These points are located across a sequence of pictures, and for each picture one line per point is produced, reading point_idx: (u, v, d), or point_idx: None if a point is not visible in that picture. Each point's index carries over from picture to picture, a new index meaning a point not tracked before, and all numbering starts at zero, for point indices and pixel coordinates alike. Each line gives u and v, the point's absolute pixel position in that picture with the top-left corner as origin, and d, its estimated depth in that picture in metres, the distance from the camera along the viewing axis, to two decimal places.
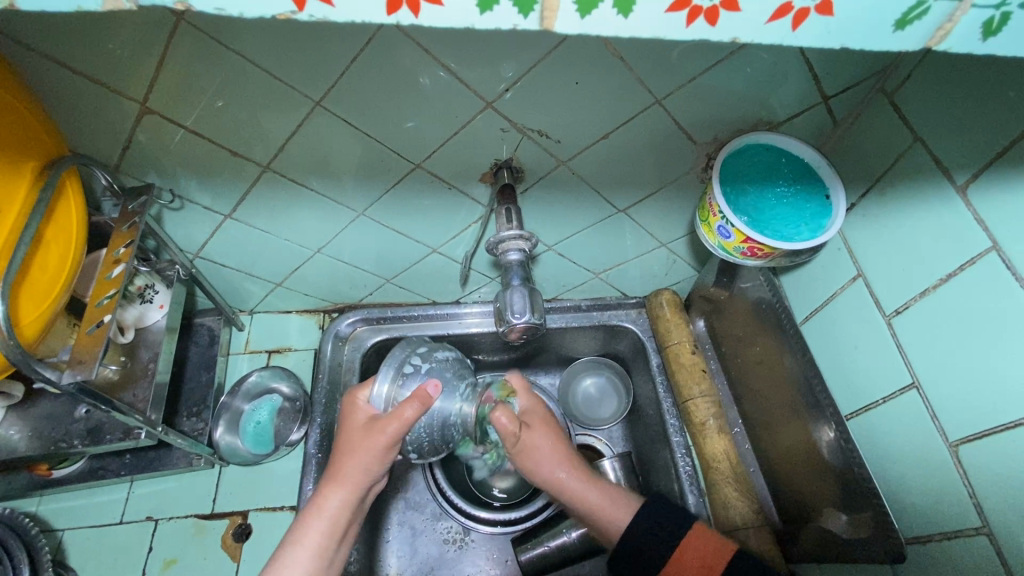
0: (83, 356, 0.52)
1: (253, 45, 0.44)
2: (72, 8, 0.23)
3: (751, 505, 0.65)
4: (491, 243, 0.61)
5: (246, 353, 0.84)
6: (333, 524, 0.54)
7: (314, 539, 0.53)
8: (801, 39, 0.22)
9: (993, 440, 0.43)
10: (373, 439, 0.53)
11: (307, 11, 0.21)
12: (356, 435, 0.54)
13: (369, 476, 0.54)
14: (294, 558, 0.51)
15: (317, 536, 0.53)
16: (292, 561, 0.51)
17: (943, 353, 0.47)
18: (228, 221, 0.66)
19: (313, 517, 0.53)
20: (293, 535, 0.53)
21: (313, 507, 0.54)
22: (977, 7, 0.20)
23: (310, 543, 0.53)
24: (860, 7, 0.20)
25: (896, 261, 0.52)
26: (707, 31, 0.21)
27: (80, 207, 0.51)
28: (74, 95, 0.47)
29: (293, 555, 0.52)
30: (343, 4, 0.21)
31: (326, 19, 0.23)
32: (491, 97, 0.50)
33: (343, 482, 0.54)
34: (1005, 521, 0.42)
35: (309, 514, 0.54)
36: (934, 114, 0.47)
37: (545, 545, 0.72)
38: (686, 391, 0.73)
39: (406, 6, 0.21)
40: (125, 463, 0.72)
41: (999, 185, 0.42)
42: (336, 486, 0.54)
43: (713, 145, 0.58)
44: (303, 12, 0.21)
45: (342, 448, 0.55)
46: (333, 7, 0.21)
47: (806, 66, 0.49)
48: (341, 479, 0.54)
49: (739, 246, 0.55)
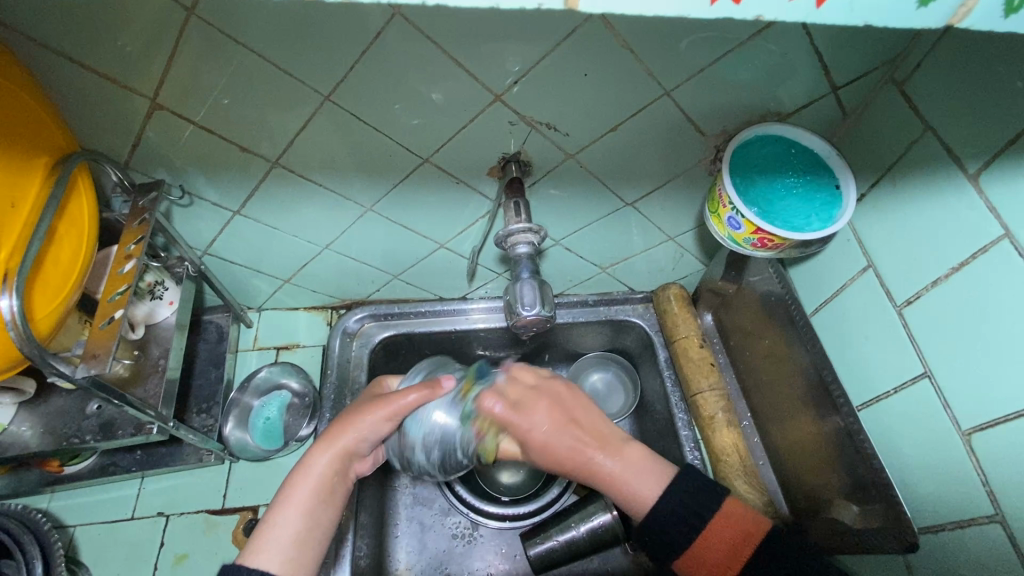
0: (97, 350, 0.53)
1: (262, 39, 0.44)
2: None
3: (762, 497, 0.64)
4: (500, 236, 0.61)
5: (254, 350, 0.84)
6: (321, 486, 0.55)
7: (302, 498, 0.54)
8: (824, 16, 0.22)
9: (1006, 429, 0.43)
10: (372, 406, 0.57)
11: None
12: (357, 405, 0.60)
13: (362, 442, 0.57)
14: (282, 516, 0.53)
15: (304, 495, 0.54)
16: (280, 517, 0.53)
17: (954, 342, 0.47)
18: (237, 217, 0.66)
19: (302, 477, 0.55)
20: (281, 497, 0.55)
21: (303, 466, 0.56)
22: None
23: (298, 502, 0.54)
24: None
25: (906, 251, 0.51)
26: (731, 9, 0.21)
27: (91, 203, 0.52)
28: (85, 90, 0.47)
29: (281, 512, 0.53)
30: None
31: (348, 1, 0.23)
32: (500, 90, 0.50)
33: (337, 445, 0.57)
34: (1018, 509, 0.42)
35: (299, 473, 0.56)
36: (945, 103, 0.46)
37: (554, 539, 0.72)
38: (695, 385, 0.73)
39: None
40: (136, 459, 0.73)
41: (1011, 172, 0.42)
42: (326, 448, 0.57)
43: (721, 138, 0.58)
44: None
45: (343, 415, 0.60)
46: None
47: (816, 56, 0.48)
48: (334, 441, 0.57)
49: (748, 238, 0.55)
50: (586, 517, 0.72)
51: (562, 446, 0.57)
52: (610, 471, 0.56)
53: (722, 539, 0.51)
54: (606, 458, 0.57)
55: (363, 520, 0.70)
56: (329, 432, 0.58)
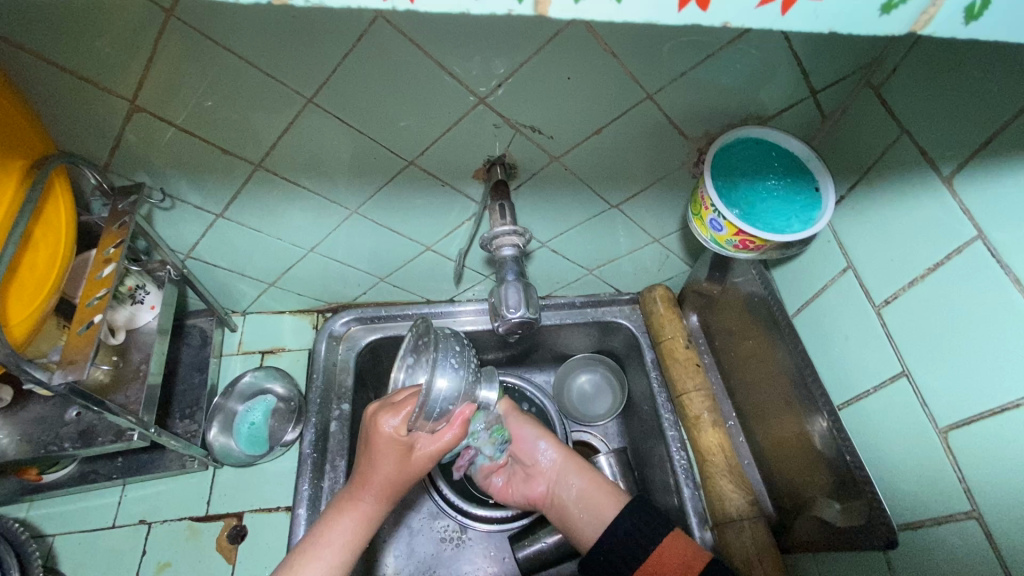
0: (75, 357, 0.52)
1: (242, 40, 0.44)
2: None
3: (746, 497, 0.65)
4: (485, 239, 0.61)
5: (239, 354, 0.83)
6: (363, 527, 0.57)
7: (342, 537, 0.56)
8: (790, 23, 0.22)
9: (980, 426, 0.44)
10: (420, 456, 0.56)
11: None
12: (379, 446, 0.56)
13: (398, 485, 0.57)
14: (322, 553, 0.55)
15: (347, 537, 0.56)
16: (323, 557, 0.55)
17: (931, 341, 0.48)
18: (220, 220, 0.65)
19: (344, 515, 0.57)
20: (320, 534, 0.56)
21: (346, 509, 0.57)
22: None
23: (339, 543, 0.56)
24: None
25: (885, 252, 0.52)
26: (699, 16, 0.21)
27: (68, 205, 0.51)
28: (62, 92, 0.46)
29: (320, 552, 0.55)
30: None
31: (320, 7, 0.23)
32: (483, 94, 0.50)
33: (375, 488, 0.57)
34: (993, 504, 0.43)
35: (340, 512, 0.57)
36: (919, 107, 0.47)
37: (542, 541, 0.72)
38: (681, 385, 0.73)
39: None
40: (117, 466, 0.72)
41: (983, 175, 0.43)
42: (365, 490, 0.57)
43: (704, 140, 0.59)
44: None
45: (365, 450, 0.57)
46: None
47: (794, 60, 0.49)
48: (383, 489, 0.57)
49: (731, 240, 0.56)
50: None
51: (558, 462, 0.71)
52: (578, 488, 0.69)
53: (676, 554, 0.59)
54: (575, 477, 0.69)
55: None
56: (361, 473, 0.58)
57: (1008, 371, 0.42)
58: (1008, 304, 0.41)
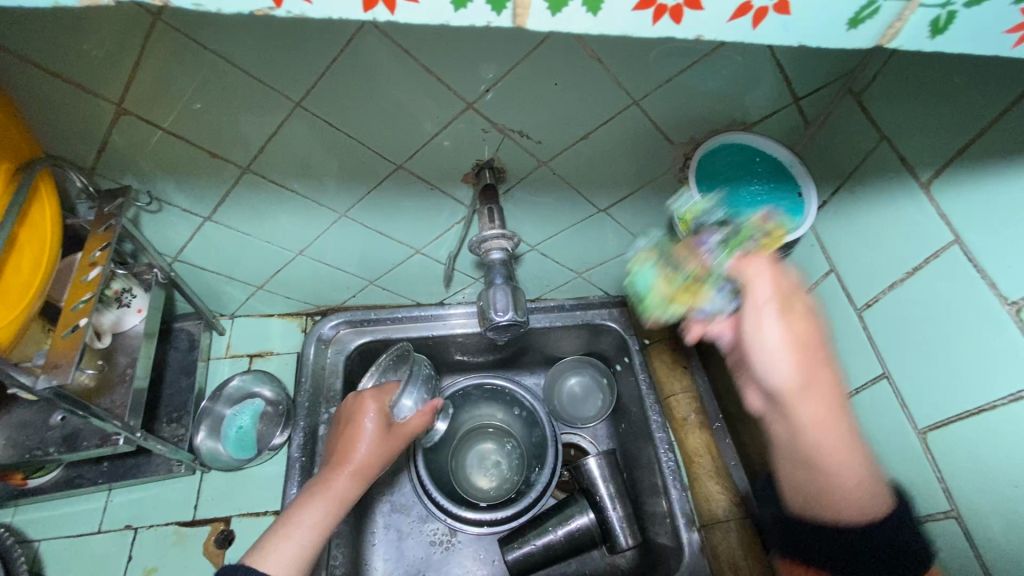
0: (60, 360, 0.51)
1: (229, 44, 0.44)
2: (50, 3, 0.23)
3: (732, 498, 0.67)
4: (473, 242, 0.62)
5: (227, 358, 0.83)
6: (333, 508, 0.56)
7: (315, 518, 0.54)
8: (762, 36, 0.23)
9: (957, 427, 0.45)
10: (395, 435, 0.63)
11: (283, 7, 0.21)
12: (357, 419, 0.62)
13: (374, 466, 0.60)
14: (291, 534, 0.53)
15: (316, 518, 0.54)
16: (291, 533, 0.53)
17: (911, 343, 0.49)
18: (208, 223, 0.65)
19: (314, 494, 0.56)
20: (290, 513, 0.55)
21: (317, 491, 0.56)
22: (925, 6, 0.21)
23: (308, 524, 0.54)
24: (817, 7, 0.21)
25: (866, 256, 0.53)
26: (672, 28, 0.22)
27: (53, 208, 0.51)
28: (47, 94, 0.46)
29: (285, 533, 0.53)
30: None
31: (304, 18, 0.23)
32: (472, 98, 0.51)
33: (351, 465, 0.58)
34: (971, 502, 0.44)
35: (311, 491, 0.56)
36: (898, 115, 0.48)
37: (531, 544, 0.72)
38: (669, 388, 0.75)
39: (382, 3, 0.21)
40: (102, 471, 0.71)
41: (959, 181, 0.44)
42: (341, 469, 0.58)
43: (689, 145, 0.59)
44: (280, 8, 0.22)
45: (344, 426, 0.62)
46: (310, 3, 0.21)
47: (777, 68, 0.50)
48: (359, 469, 0.58)
49: (715, 244, 0.57)
50: (564, 521, 0.73)
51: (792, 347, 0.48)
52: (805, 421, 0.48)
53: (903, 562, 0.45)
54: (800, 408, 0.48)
55: (339, 529, 0.70)
56: (339, 450, 0.60)
57: (985, 374, 0.43)
58: (984, 309, 0.42)
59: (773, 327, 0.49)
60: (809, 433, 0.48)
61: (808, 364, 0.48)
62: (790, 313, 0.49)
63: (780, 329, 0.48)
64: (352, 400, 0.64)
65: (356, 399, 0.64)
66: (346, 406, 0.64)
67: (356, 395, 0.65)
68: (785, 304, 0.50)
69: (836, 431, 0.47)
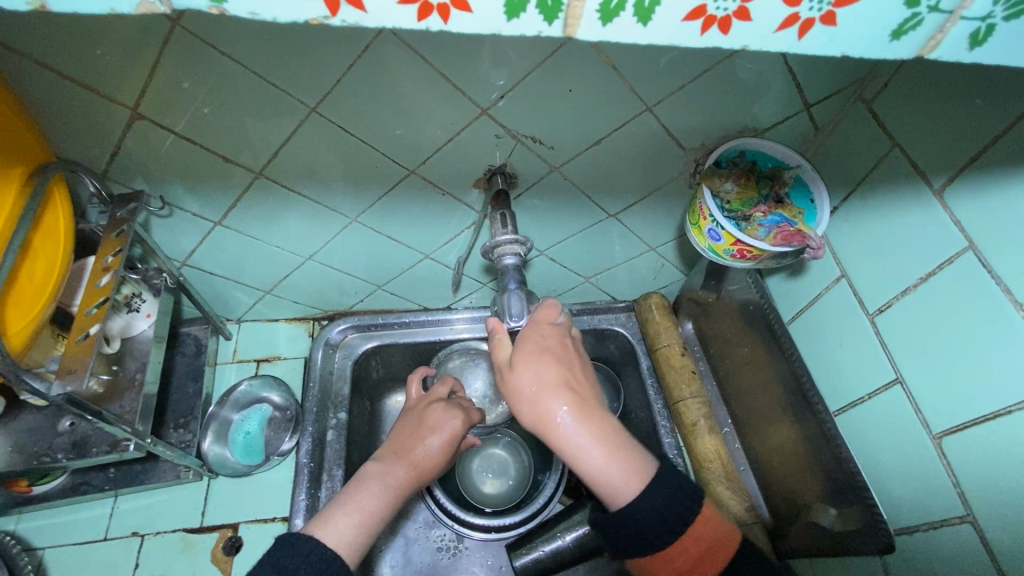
0: (74, 366, 0.51)
1: (246, 49, 0.44)
2: (106, 10, 0.21)
3: (744, 503, 0.65)
4: (486, 248, 0.61)
5: (234, 363, 0.82)
6: (390, 498, 0.58)
7: (366, 504, 0.56)
8: (807, 47, 0.23)
9: (972, 432, 0.45)
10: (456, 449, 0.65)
11: (339, 16, 0.22)
12: (433, 428, 0.64)
13: (432, 468, 0.62)
14: (345, 514, 0.55)
15: (372, 504, 0.56)
16: (352, 510, 0.55)
17: (923, 349, 0.49)
18: (218, 228, 0.65)
19: (374, 480, 0.58)
20: (352, 493, 0.57)
21: (377, 480, 0.58)
22: (966, 19, 0.21)
23: (366, 508, 0.56)
24: (863, 17, 0.22)
25: (878, 262, 0.54)
26: (719, 39, 0.23)
27: (66, 214, 0.51)
28: (61, 99, 0.46)
29: (342, 511, 0.55)
30: (376, 10, 0.21)
31: (354, 27, 0.24)
32: (485, 105, 0.51)
33: (411, 461, 0.61)
34: (986, 508, 0.44)
35: (373, 477, 0.58)
36: (908, 123, 0.49)
37: (540, 550, 0.72)
38: (677, 393, 0.74)
39: (437, 12, 0.22)
40: (109, 477, 0.70)
41: (973, 187, 0.44)
42: (402, 462, 0.61)
43: (701, 152, 0.60)
44: (335, 17, 0.22)
45: (417, 427, 0.65)
46: (365, 13, 0.22)
47: (789, 75, 0.51)
48: (417, 467, 0.61)
49: (728, 249, 0.57)
50: (571, 527, 0.72)
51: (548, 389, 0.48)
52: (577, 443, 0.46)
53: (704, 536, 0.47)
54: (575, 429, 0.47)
55: None
56: (404, 444, 0.63)
57: (999, 380, 0.43)
58: (998, 315, 0.43)
59: (534, 352, 0.50)
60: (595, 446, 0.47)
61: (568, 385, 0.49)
62: (553, 338, 0.52)
63: (553, 369, 0.49)
64: (435, 411, 0.66)
65: (439, 412, 0.66)
66: (427, 411, 0.66)
67: (438, 408, 0.67)
68: (545, 334, 0.52)
69: (610, 447, 0.47)
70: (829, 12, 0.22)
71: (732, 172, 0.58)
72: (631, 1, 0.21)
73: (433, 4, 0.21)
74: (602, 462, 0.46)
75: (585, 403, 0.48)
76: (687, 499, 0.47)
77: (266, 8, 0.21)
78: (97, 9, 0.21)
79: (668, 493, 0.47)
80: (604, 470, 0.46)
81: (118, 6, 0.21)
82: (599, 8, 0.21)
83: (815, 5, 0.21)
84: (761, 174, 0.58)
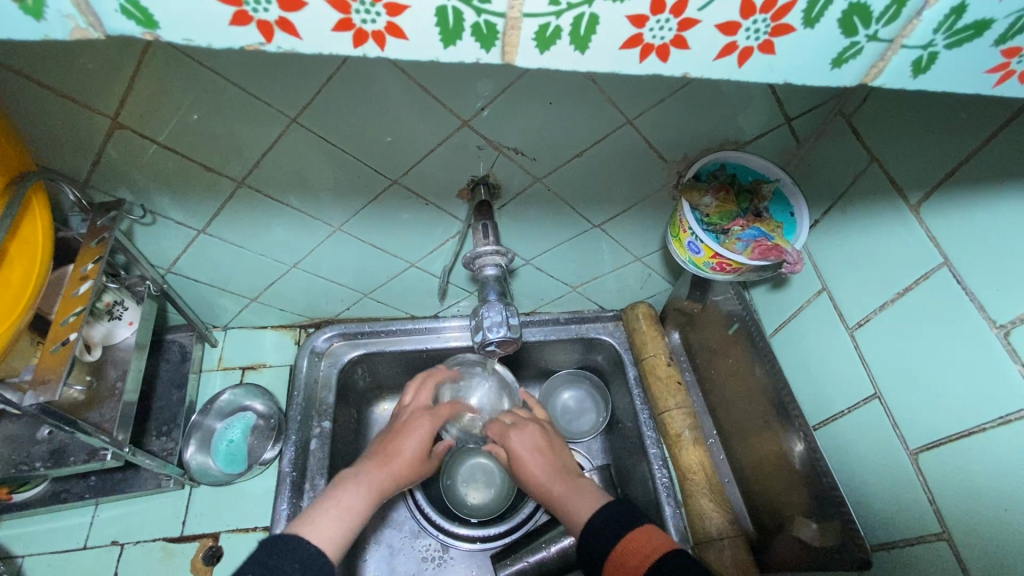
0: (47, 377, 0.51)
1: (228, 63, 0.44)
2: (38, 37, 0.21)
3: (727, 515, 0.65)
4: (468, 258, 0.61)
5: (219, 370, 0.82)
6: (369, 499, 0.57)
7: (348, 500, 0.56)
8: (747, 74, 0.24)
9: (947, 449, 0.45)
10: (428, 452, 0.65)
11: (274, 43, 0.22)
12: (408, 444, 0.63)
13: (412, 468, 0.62)
14: (327, 505, 0.55)
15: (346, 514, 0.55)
16: (334, 511, 0.55)
17: (900, 365, 0.49)
18: (202, 236, 0.65)
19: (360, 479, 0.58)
20: (338, 492, 0.57)
21: (357, 478, 0.58)
22: (907, 48, 0.23)
23: (349, 505, 0.56)
24: (800, 46, 0.23)
25: (857, 277, 0.54)
26: (659, 66, 0.24)
27: (45, 222, 0.50)
28: (43, 110, 0.46)
29: (324, 511, 0.55)
30: (310, 37, 0.22)
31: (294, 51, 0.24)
32: (467, 116, 0.51)
33: (389, 463, 0.61)
34: (961, 525, 0.44)
35: (353, 475, 0.58)
36: (888, 137, 0.49)
37: (523, 561, 0.71)
38: (663, 404, 0.73)
39: (371, 39, 0.22)
40: (90, 485, 0.70)
41: (948, 204, 0.44)
42: (385, 467, 0.60)
43: (682, 164, 0.60)
44: (270, 43, 0.22)
45: (396, 432, 0.65)
46: (300, 40, 0.22)
47: (769, 91, 0.51)
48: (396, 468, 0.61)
49: (708, 262, 0.57)
50: (556, 538, 0.71)
51: (533, 470, 0.61)
52: (557, 494, 0.58)
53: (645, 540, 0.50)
54: (556, 487, 0.59)
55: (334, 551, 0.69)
56: (383, 448, 0.63)
57: (974, 398, 0.43)
58: (972, 332, 0.43)
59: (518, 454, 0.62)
60: (568, 496, 0.58)
61: (548, 466, 0.61)
62: (528, 438, 0.63)
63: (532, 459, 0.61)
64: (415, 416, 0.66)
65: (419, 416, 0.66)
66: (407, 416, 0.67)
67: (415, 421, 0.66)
68: (521, 440, 0.63)
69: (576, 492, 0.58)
70: (766, 42, 0.23)
71: (716, 185, 0.58)
72: (566, 30, 0.22)
73: (368, 32, 0.22)
74: (576, 502, 0.57)
75: (560, 473, 0.60)
76: (627, 516, 0.52)
77: (201, 34, 0.22)
78: (29, 36, 0.21)
79: (620, 509, 0.53)
80: (576, 508, 0.56)
81: (51, 33, 0.21)
82: (535, 37, 0.22)
83: (752, 34, 0.22)
84: (744, 191, 0.59)
